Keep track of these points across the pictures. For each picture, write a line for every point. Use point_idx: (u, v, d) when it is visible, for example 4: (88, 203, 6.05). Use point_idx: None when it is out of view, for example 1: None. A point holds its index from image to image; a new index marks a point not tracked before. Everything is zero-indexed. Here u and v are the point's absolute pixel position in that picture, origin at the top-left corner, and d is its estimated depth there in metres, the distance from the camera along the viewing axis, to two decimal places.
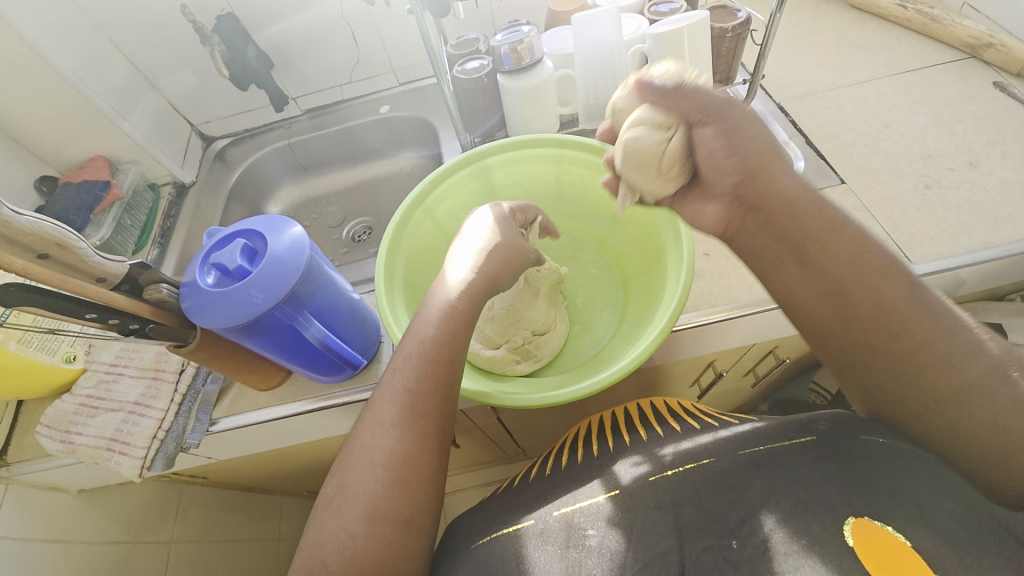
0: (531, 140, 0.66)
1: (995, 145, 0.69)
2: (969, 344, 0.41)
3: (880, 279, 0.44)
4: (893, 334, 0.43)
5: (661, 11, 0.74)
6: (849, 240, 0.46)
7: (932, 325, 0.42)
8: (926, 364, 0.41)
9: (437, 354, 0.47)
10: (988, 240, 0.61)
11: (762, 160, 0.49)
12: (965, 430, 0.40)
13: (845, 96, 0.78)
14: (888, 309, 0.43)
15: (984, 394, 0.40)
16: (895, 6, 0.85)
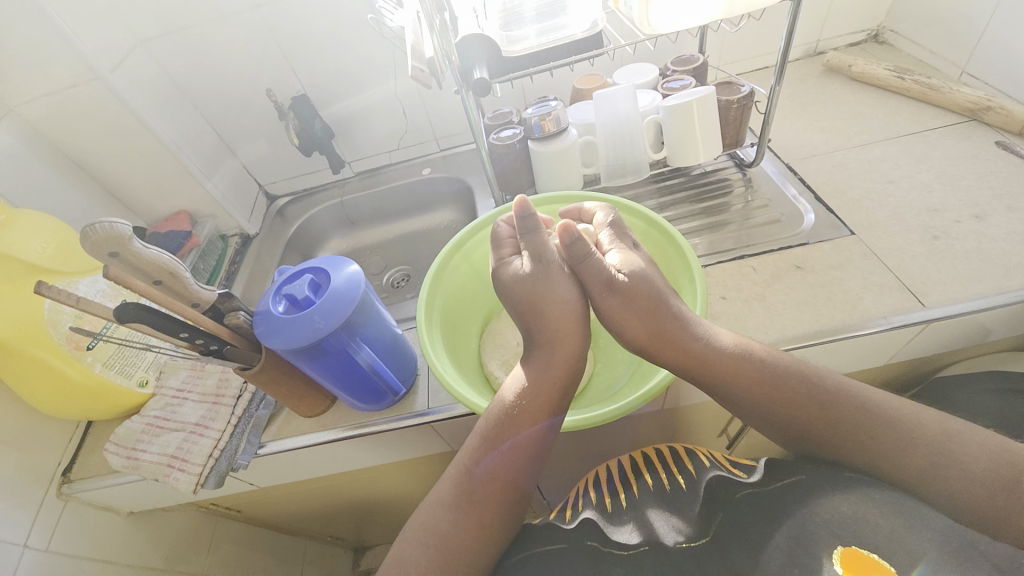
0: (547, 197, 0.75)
1: (1000, 199, 0.72)
2: (882, 425, 0.51)
3: (807, 395, 0.53)
4: (828, 428, 0.52)
5: (673, 86, 0.83)
6: (763, 366, 0.54)
7: (860, 419, 0.51)
8: (855, 444, 0.51)
9: (498, 439, 0.55)
10: (999, 287, 0.63)
11: (661, 301, 0.57)
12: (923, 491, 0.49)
13: (850, 157, 0.84)
14: (819, 416, 0.52)
15: (906, 465, 0.50)
16: (891, 76, 0.92)
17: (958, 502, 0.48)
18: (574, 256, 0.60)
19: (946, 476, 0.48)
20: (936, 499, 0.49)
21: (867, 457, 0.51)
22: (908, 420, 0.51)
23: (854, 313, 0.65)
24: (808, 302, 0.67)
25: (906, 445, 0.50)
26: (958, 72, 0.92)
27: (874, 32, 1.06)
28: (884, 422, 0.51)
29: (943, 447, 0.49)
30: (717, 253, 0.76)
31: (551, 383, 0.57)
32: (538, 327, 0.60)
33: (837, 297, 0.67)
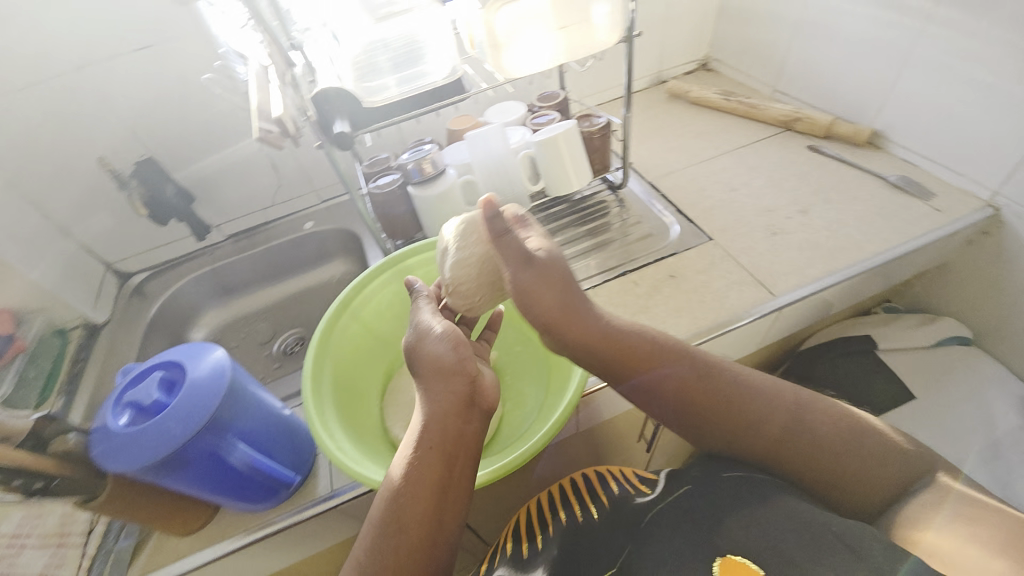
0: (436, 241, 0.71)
1: (817, 194, 0.86)
2: (749, 397, 0.59)
3: (695, 373, 0.59)
4: (712, 400, 0.59)
5: (540, 122, 0.88)
6: (659, 352, 0.60)
7: (732, 392, 0.59)
8: (731, 418, 0.58)
9: (398, 506, 0.49)
10: (828, 269, 0.74)
11: (572, 284, 0.60)
12: (784, 458, 0.57)
13: (699, 171, 0.95)
14: (704, 390, 0.59)
15: (770, 432, 0.57)
16: (720, 98, 1.07)
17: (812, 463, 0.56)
18: (495, 229, 0.59)
19: (800, 439, 0.56)
20: (790, 462, 0.57)
21: (742, 426, 0.58)
22: (773, 395, 0.59)
23: (724, 310, 0.72)
24: (686, 307, 0.73)
25: (767, 418, 0.57)
26: (771, 91, 1.07)
27: (702, 62, 1.21)
28: (751, 392, 0.59)
29: (798, 417, 0.57)
30: (603, 272, 0.80)
31: (444, 439, 0.51)
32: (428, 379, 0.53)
33: (708, 298, 0.74)
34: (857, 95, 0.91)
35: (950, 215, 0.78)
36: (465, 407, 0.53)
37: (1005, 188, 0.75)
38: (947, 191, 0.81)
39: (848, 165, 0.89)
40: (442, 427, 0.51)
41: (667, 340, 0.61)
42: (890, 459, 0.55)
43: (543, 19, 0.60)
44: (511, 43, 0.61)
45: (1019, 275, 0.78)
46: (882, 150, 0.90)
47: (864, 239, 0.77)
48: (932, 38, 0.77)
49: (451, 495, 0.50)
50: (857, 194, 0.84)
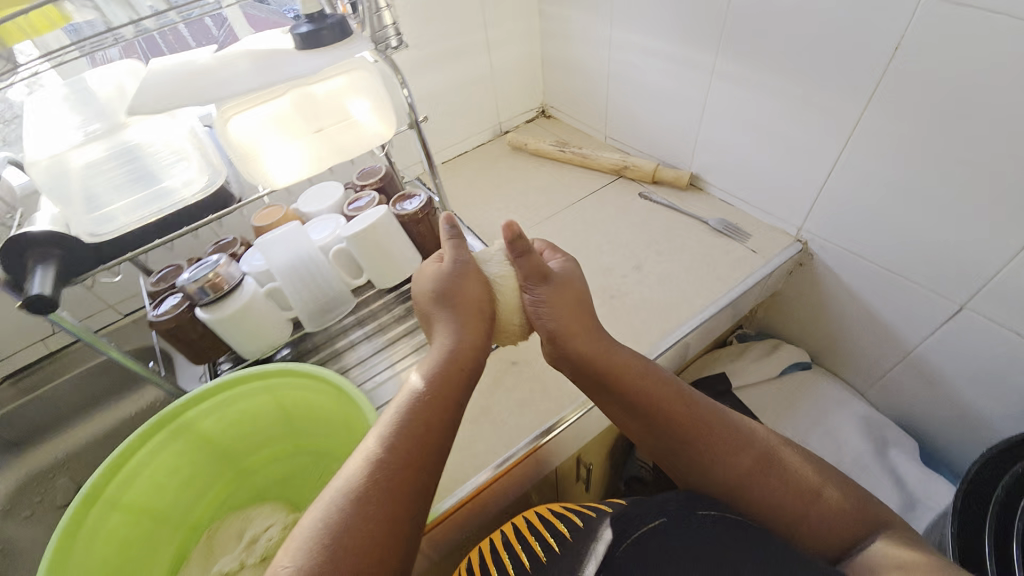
0: (232, 378, 0.58)
1: (651, 245, 0.86)
2: (719, 421, 0.53)
3: (671, 392, 0.54)
4: (679, 420, 0.52)
5: (356, 207, 0.80)
6: (643, 374, 0.55)
7: (701, 412, 0.53)
8: (697, 441, 0.52)
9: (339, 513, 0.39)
10: (664, 331, 0.73)
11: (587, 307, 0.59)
12: (748, 490, 0.49)
13: (540, 232, 0.93)
14: (679, 406, 0.53)
15: (733, 466, 0.50)
16: (556, 150, 1.06)
17: (778, 500, 0.48)
18: (516, 248, 0.58)
19: (763, 476, 0.49)
20: (754, 499, 0.49)
21: (705, 449, 0.51)
22: (743, 430, 0.53)
23: (566, 397, 0.67)
24: (528, 401, 0.67)
25: (736, 444, 0.51)
26: (603, 135, 1.09)
27: (540, 109, 1.22)
28: (719, 417, 0.53)
29: (764, 450, 0.51)
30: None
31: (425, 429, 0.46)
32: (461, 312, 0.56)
33: (550, 384, 0.69)
34: (674, 142, 0.93)
35: (765, 255, 0.81)
36: (480, 356, 0.54)
37: (806, 225, 0.80)
38: (762, 230, 0.85)
39: (676, 211, 0.91)
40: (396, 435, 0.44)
41: (651, 368, 0.56)
42: (854, 514, 0.47)
43: (291, 126, 0.53)
44: (259, 156, 0.53)
45: (836, 301, 0.83)
46: (702, 190, 0.94)
47: (694, 292, 0.78)
48: (719, 91, 0.80)
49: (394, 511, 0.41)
50: (685, 242, 0.85)
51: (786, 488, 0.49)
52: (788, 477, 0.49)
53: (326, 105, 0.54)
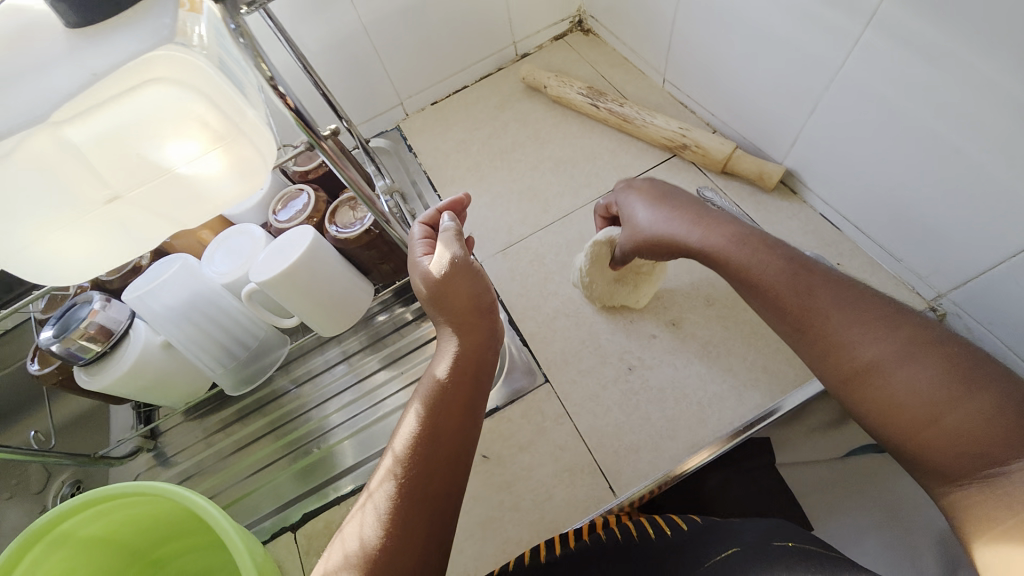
0: (73, 505, 0.46)
1: (699, 287, 0.60)
2: (846, 301, 0.39)
3: (802, 268, 0.42)
4: (804, 288, 0.41)
5: (283, 219, 0.57)
6: (780, 250, 0.43)
7: (824, 288, 0.40)
8: (812, 324, 0.39)
9: (428, 419, 0.44)
10: (694, 438, 0.52)
11: (683, 201, 0.50)
12: (870, 385, 0.36)
13: (546, 242, 0.68)
14: (796, 282, 0.41)
15: (855, 358, 0.37)
16: (586, 103, 0.74)
17: (909, 399, 0.34)
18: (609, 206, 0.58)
19: (893, 370, 0.35)
20: (873, 397, 0.35)
21: (820, 333, 0.39)
22: (862, 302, 0.38)
23: (542, 525, 0.51)
24: (495, 520, 0.52)
25: (864, 333, 0.37)
26: (661, 78, 0.74)
27: (576, 19, 0.84)
28: (846, 298, 0.39)
29: (907, 343, 0.35)
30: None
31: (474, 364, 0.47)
32: (451, 312, 0.48)
33: (525, 500, 0.52)
34: (769, 115, 0.60)
35: None
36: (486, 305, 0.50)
37: (952, 294, 0.51)
38: (874, 281, 0.56)
39: None
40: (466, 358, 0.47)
41: (782, 245, 0.44)
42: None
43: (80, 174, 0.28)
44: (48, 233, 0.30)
45: None
46: (794, 195, 0.63)
47: (748, 378, 0.54)
48: (867, 56, 0.46)
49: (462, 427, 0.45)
50: None
51: (921, 385, 0.34)
52: (930, 370, 0.34)
53: (114, 159, 0.29)
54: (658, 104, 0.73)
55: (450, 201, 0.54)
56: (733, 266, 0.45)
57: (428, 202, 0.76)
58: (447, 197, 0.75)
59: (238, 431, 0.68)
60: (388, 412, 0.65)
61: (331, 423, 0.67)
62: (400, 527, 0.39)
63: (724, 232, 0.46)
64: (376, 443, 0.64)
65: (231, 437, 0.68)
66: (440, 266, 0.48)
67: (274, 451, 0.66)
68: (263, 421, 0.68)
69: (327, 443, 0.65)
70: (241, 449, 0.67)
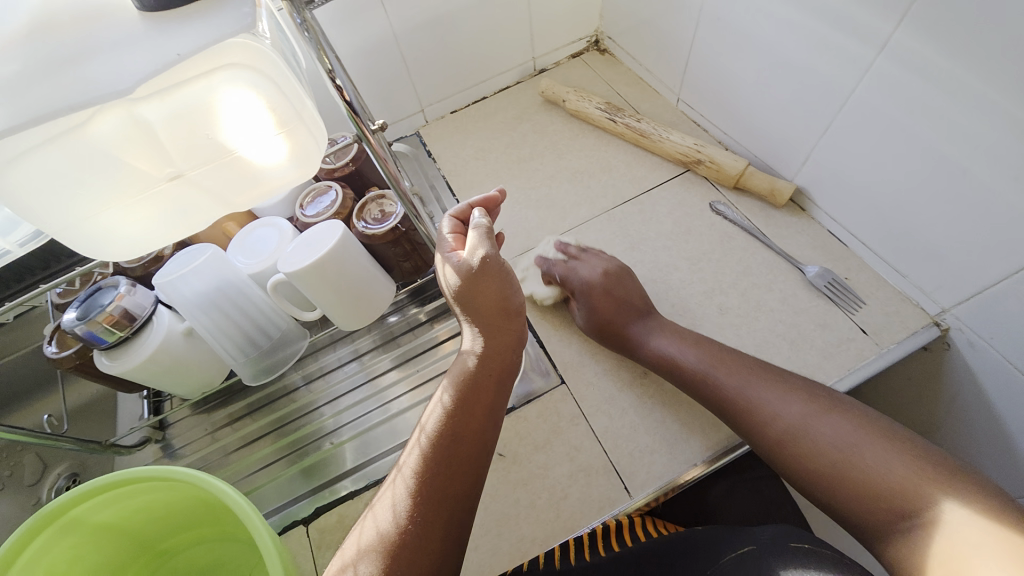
0: (73, 495, 0.45)
1: (712, 296, 0.62)
2: (766, 375, 0.50)
3: (733, 358, 0.53)
4: (729, 367, 0.51)
5: (309, 214, 0.58)
6: (709, 345, 0.54)
7: (748, 373, 0.51)
8: (751, 418, 0.48)
9: (455, 414, 0.45)
10: (707, 442, 0.53)
11: (624, 301, 0.59)
12: (804, 455, 0.44)
13: (563, 248, 0.69)
14: (718, 361, 0.52)
15: (781, 423, 0.46)
16: (603, 118, 0.77)
17: (833, 449, 0.43)
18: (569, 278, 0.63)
19: (814, 434, 0.45)
20: (813, 468, 0.44)
21: (746, 399, 0.49)
22: (780, 382, 0.49)
23: (558, 524, 0.51)
24: (511, 518, 0.52)
25: (784, 405, 0.47)
26: (675, 97, 0.77)
27: (594, 39, 0.88)
28: (769, 379, 0.50)
29: (821, 414, 0.46)
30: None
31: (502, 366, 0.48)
32: (478, 313, 0.49)
33: (541, 499, 0.53)
34: (780, 134, 0.63)
35: (878, 341, 0.56)
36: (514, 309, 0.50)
37: (955, 309, 0.53)
38: (881, 295, 0.58)
39: (759, 242, 0.64)
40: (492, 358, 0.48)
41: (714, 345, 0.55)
42: (925, 468, 0.40)
43: (151, 148, 0.30)
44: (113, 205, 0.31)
45: None
46: (804, 211, 0.65)
47: None
48: (880, 80, 0.49)
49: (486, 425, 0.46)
50: (760, 298, 0.61)
51: (845, 455, 0.43)
52: (848, 435, 0.44)
53: (180, 137, 0.31)
54: (673, 122, 0.77)
55: (484, 197, 0.55)
56: (662, 344, 0.56)
57: (446, 206, 0.78)
58: (465, 202, 0.77)
59: (247, 426, 0.67)
60: (400, 410, 0.66)
61: (341, 420, 0.67)
62: (422, 517, 0.40)
63: (697, 351, 0.54)
64: (389, 440, 0.64)
65: (239, 432, 0.67)
66: (470, 265, 0.48)
67: (284, 446, 0.66)
68: (273, 416, 0.68)
69: (338, 439, 0.65)
70: (249, 444, 0.66)
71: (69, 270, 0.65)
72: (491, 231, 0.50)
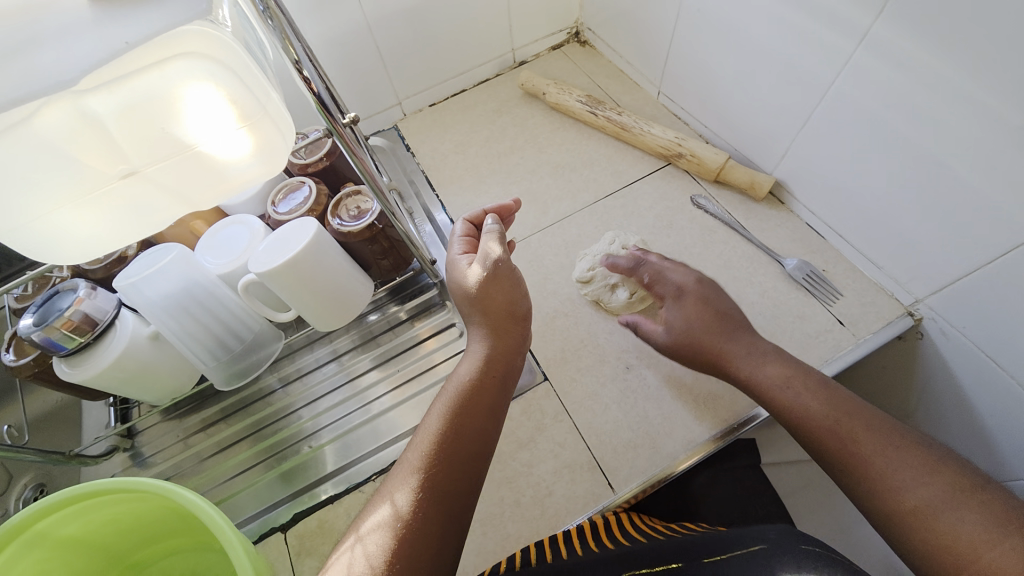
0: (40, 507, 0.42)
1: None
2: (886, 431, 0.43)
3: (849, 400, 0.46)
4: (843, 412, 0.45)
5: (281, 212, 0.56)
6: (829, 385, 0.47)
7: (866, 422, 0.44)
8: (855, 471, 0.42)
9: (451, 424, 0.45)
10: (691, 435, 0.54)
11: (732, 321, 0.53)
12: (920, 530, 0.38)
13: (546, 243, 0.69)
14: (833, 405, 0.45)
15: (898, 490, 0.40)
16: (585, 111, 0.76)
17: (957, 530, 0.36)
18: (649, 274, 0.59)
19: (940, 511, 0.38)
20: (928, 548, 0.37)
21: (855, 453, 0.42)
22: (904, 443, 0.42)
23: (543, 522, 0.51)
24: (495, 517, 0.51)
25: (902, 468, 0.40)
26: (656, 90, 0.77)
27: (573, 30, 0.87)
28: (887, 433, 0.43)
29: (951, 488, 0.38)
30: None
31: (501, 372, 0.50)
32: (489, 316, 0.52)
33: (525, 497, 0.52)
34: (760, 127, 0.63)
35: (855, 331, 0.57)
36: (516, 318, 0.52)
37: (928, 299, 0.54)
38: (857, 287, 0.59)
39: (738, 235, 0.65)
40: (491, 370, 0.49)
41: (835, 385, 0.47)
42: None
43: (97, 143, 0.28)
44: (60, 205, 0.29)
45: None
46: (782, 205, 0.66)
47: None
48: (858, 72, 0.49)
49: (485, 433, 0.46)
50: (741, 291, 0.61)
51: (971, 538, 0.36)
52: (980, 516, 0.36)
53: (133, 131, 0.28)
54: (653, 115, 0.76)
55: (499, 206, 0.60)
56: (766, 373, 0.49)
57: (425, 201, 0.76)
58: (446, 197, 0.76)
59: (220, 431, 0.65)
60: (378, 413, 0.64)
61: (317, 425, 0.65)
62: (417, 524, 0.40)
63: (810, 389, 0.47)
64: (369, 442, 0.62)
65: (213, 438, 0.65)
66: (485, 269, 0.52)
67: (262, 450, 0.64)
68: (249, 420, 0.65)
69: (318, 442, 0.63)
70: (223, 450, 0.64)
71: (22, 273, 0.61)
72: (503, 238, 0.55)
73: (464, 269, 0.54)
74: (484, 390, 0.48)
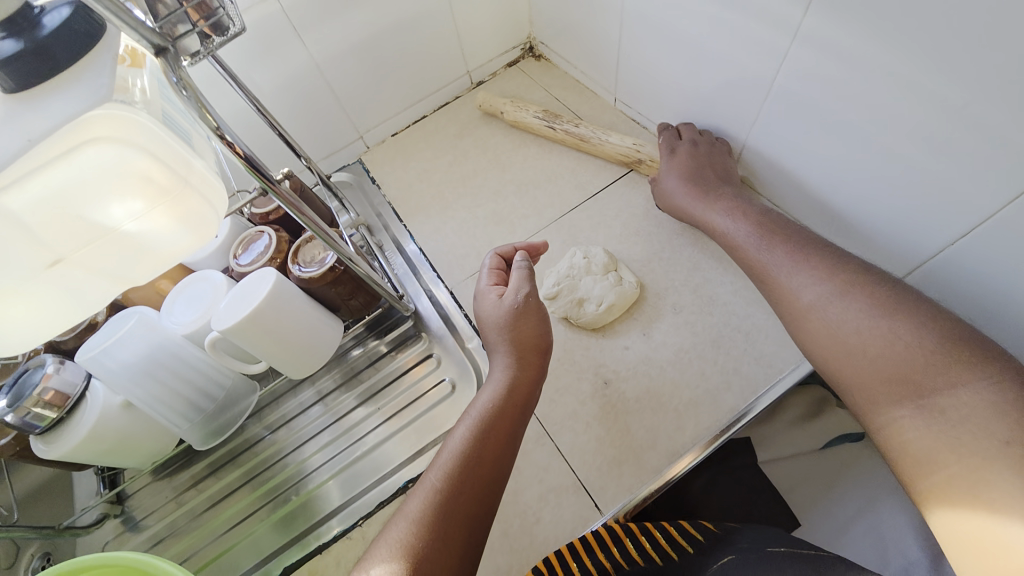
0: None
1: (666, 294, 0.62)
2: (805, 252, 0.48)
3: (785, 229, 0.52)
4: (769, 238, 0.51)
5: (244, 264, 0.56)
6: (759, 216, 0.55)
7: (785, 245, 0.50)
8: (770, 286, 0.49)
9: (473, 453, 0.44)
10: (675, 446, 0.53)
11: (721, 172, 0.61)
12: (816, 328, 0.44)
13: None
14: (762, 232, 0.52)
15: (800, 299, 0.46)
16: (542, 126, 0.76)
17: (850, 327, 0.42)
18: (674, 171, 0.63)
19: (832, 309, 0.43)
20: (823, 342, 0.43)
21: (772, 277, 0.49)
22: (815, 260, 0.47)
23: (533, 550, 0.50)
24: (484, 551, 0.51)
25: (810, 282, 0.46)
26: (612, 97, 0.77)
27: (527, 46, 0.87)
28: (801, 254, 0.48)
29: (847, 288, 0.43)
30: (409, 477, 0.61)
31: (524, 400, 0.49)
32: (515, 345, 0.51)
33: (514, 527, 0.51)
34: (714, 126, 0.63)
35: None
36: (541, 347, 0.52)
37: None
38: None
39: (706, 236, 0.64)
40: (517, 399, 0.48)
41: (770, 215, 0.54)
42: (951, 346, 0.36)
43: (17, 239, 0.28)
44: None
45: None
46: None
47: (721, 381, 0.55)
48: (797, 66, 0.49)
49: (504, 469, 0.45)
50: (713, 293, 0.61)
51: (862, 334, 0.41)
52: (868, 313, 0.41)
53: (55, 223, 0.28)
54: (612, 123, 0.76)
55: (529, 245, 0.59)
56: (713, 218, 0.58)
57: (394, 232, 0.76)
58: (414, 226, 0.76)
59: (211, 486, 0.65)
60: (361, 455, 0.63)
61: (304, 470, 0.64)
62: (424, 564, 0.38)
63: (749, 222, 0.54)
64: (358, 483, 0.62)
65: (204, 493, 0.64)
66: (513, 303, 0.52)
67: (254, 500, 0.63)
68: (238, 471, 0.65)
69: (307, 488, 0.63)
70: (215, 504, 0.63)
71: None
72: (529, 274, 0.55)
73: (492, 301, 0.54)
74: (506, 423, 0.46)
